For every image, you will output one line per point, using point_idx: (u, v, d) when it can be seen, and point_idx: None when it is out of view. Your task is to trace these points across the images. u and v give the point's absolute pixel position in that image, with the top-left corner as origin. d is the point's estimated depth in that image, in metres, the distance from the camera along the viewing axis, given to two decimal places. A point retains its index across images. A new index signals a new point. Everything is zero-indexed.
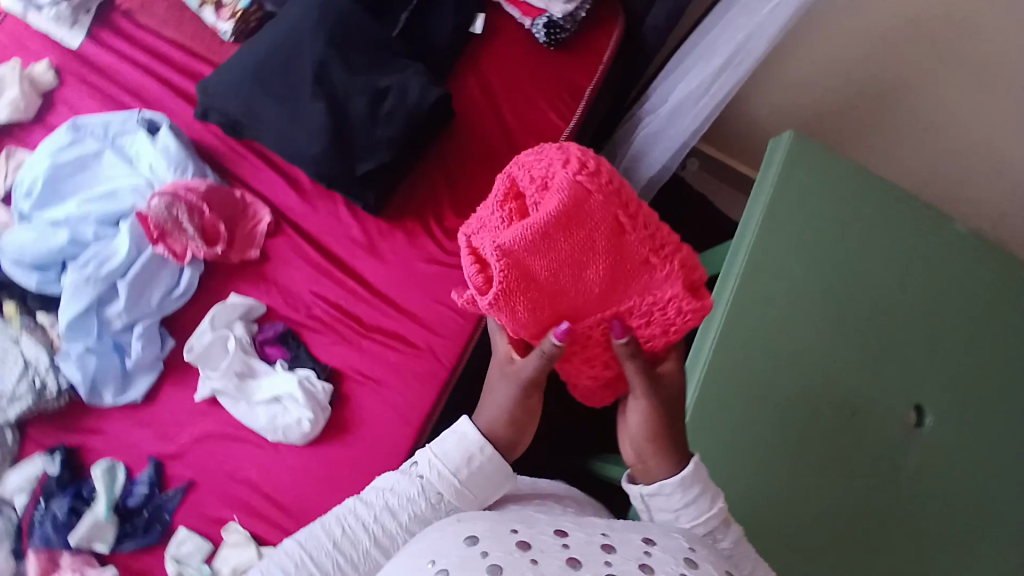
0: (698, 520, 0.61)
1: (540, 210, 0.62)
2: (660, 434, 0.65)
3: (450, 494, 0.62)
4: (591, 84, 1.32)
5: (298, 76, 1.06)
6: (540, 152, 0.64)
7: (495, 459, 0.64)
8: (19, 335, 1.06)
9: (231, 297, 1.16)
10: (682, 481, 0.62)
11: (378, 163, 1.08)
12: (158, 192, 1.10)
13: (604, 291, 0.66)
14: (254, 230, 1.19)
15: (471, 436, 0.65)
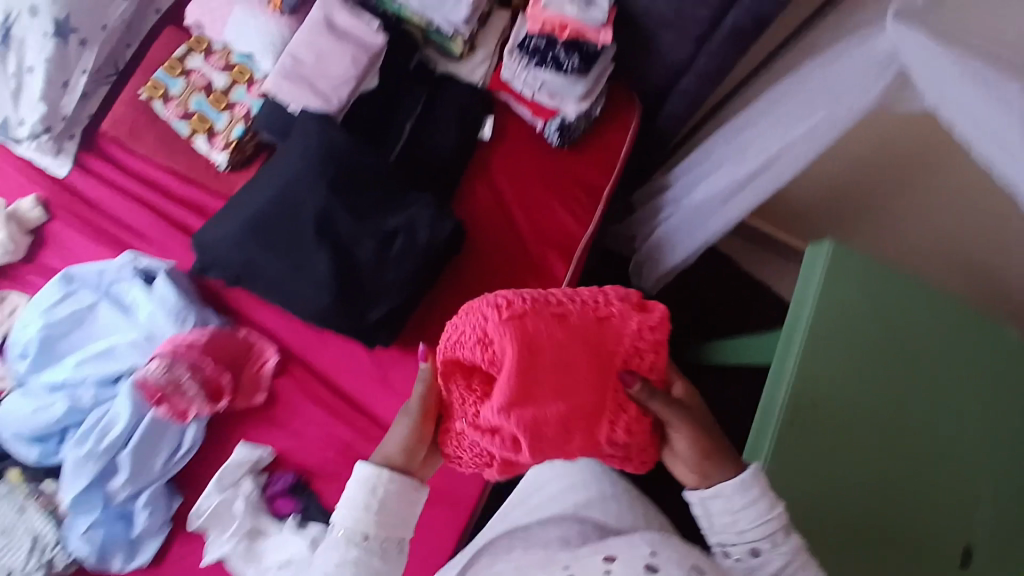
0: (757, 524, 0.66)
1: (498, 364, 0.66)
2: (704, 449, 0.68)
3: (371, 527, 0.65)
4: (608, 181, 1.26)
5: (301, 220, 0.98)
6: (462, 317, 0.69)
7: (396, 479, 0.67)
8: (18, 507, 0.99)
9: (237, 449, 1.06)
10: (743, 481, 0.67)
11: (390, 307, 1.01)
12: (157, 353, 1.00)
13: (598, 380, 0.66)
14: (261, 372, 1.09)
15: (365, 475, 0.66)
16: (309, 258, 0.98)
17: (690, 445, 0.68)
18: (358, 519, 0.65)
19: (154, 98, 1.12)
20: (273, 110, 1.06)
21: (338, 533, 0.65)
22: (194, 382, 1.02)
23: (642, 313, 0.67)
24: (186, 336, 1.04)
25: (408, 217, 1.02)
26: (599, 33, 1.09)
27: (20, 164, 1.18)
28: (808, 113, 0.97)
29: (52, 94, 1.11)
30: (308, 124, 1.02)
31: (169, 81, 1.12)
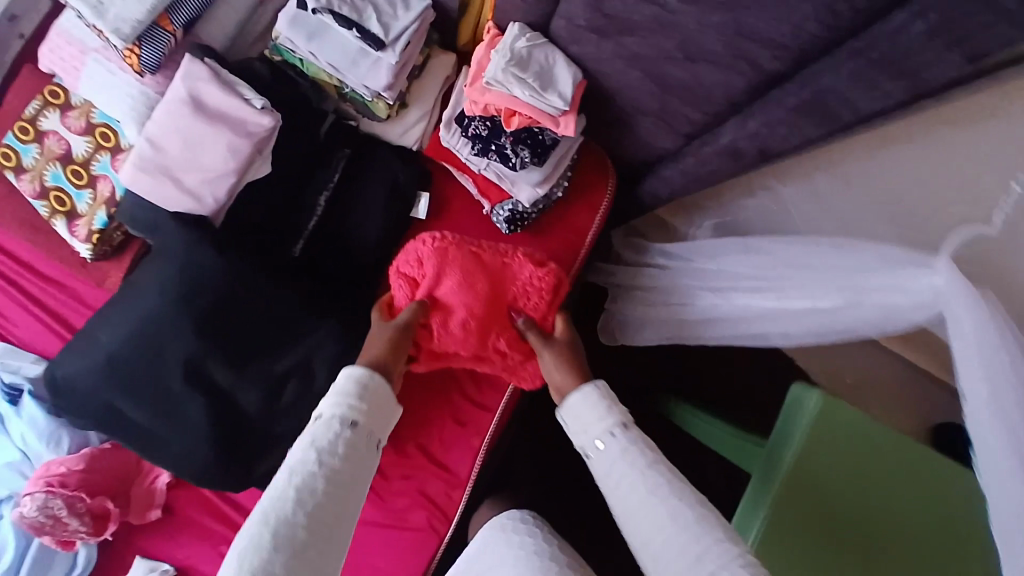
0: (599, 429, 0.69)
1: (425, 278, 0.84)
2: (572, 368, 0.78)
3: (362, 416, 0.62)
4: (570, 274, 1.02)
5: (167, 365, 0.82)
6: (411, 247, 0.87)
7: (383, 383, 0.66)
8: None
9: (136, 563, 0.98)
10: (591, 400, 0.71)
11: (278, 458, 0.86)
12: (29, 491, 0.90)
13: (492, 305, 0.84)
14: (154, 486, 0.99)
15: (355, 374, 0.65)
16: (180, 410, 0.83)
17: (556, 353, 0.80)
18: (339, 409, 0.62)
19: (5, 169, 0.94)
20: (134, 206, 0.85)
21: (315, 423, 0.62)
22: (74, 518, 0.91)
23: (538, 267, 0.86)
24: (58, 463, 0.93)
25: (302, 357, 0.85)
26: (557, 121, 0.84)
27: None
28: (801, 293, 0.75)
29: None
30: (171, 240, 0.82)
31: (22, 148, 0.93)
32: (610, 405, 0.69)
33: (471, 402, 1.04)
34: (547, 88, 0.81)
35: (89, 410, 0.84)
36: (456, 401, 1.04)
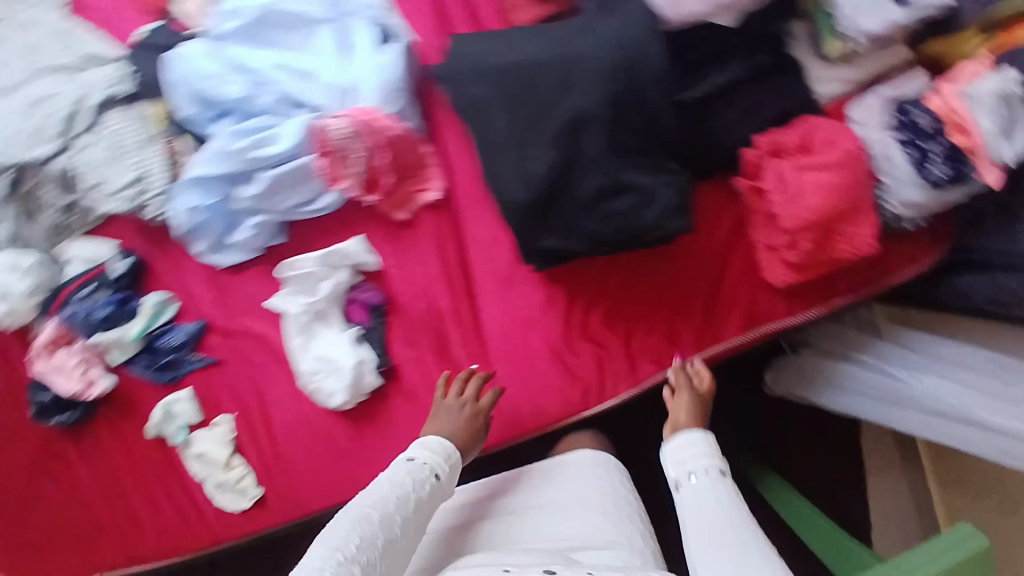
0: (703, 458, 0.87)
1: (823, 157, 0.92)
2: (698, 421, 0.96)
3: (445, 475, 0.88)
4: (845, 295, 1.02)
5: (551, 111, 0.80)
6: (832, 127, 0.93)
7: (456, 463, 0.91)
8: (152, 141, 0.95)
9: (348, 244, 0.98)
10: (696, 441, 0.89)
11: (567, 247, 0.86)
12: (349, 112, 0.90)
13: (832, 216, 0.92)
14: (416, 196, 0.99)
15: (432, 442, 0.90)
16: (525, 154, 0.82)
17: (691, 402, 0.96)
18: (412, 459, 0.87)
19: None
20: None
21: (409, 463, 0.86)
22: (360, 163, 0.93)
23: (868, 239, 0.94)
24: (387, 117, 0.91)
25: (654, 181, 0.83)
26: (987, 170, 0.86)
27: None
28: None
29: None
30: (630, 15, 0.80)
31: None
32: (713, 450, 0.88)
33: (690, 334, 1.02)
34: (1006, 138, 0.84)
35: (457, 95, 0.83)
36: (677, 322, 1.02)
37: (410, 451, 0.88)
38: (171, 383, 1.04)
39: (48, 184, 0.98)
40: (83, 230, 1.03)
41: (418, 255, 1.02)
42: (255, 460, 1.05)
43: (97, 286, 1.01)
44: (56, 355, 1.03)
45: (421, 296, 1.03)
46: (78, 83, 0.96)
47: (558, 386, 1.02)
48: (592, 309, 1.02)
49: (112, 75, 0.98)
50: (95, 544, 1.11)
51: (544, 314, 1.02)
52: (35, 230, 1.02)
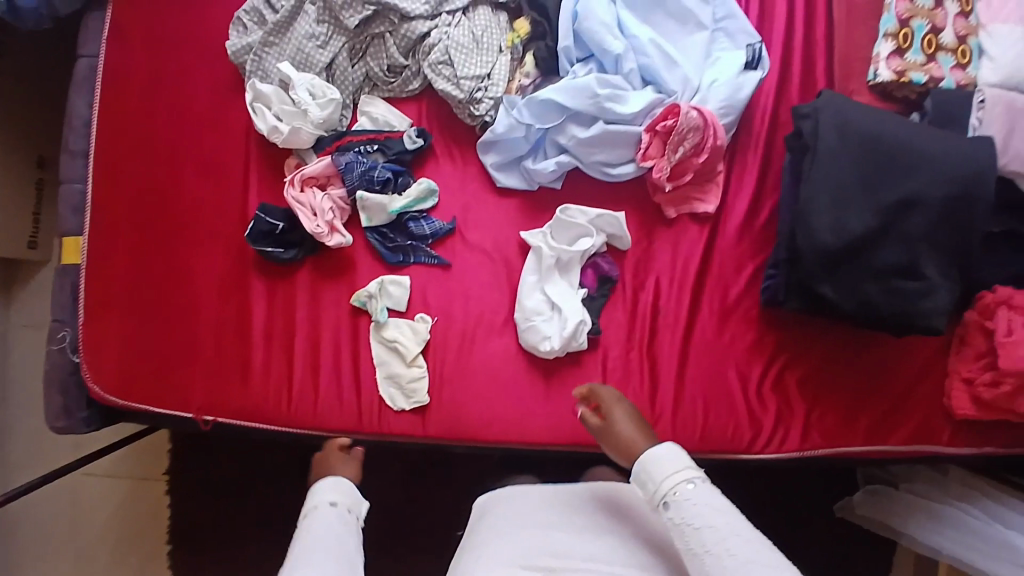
0: (679, 485, 0.73)
1: None
2: (641, 426, 0.87)
3: (345, 495, 0.84)
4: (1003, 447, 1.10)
5: (886, 189, 0.91)
6: None
7: (350, 494, 0.85)
8: (505, 52, 1.01)
9: (622, 218, 1.03)
10: (665, 456, 0.76)
11: (837, 299, 0.93)
12: (700, 111, 0.96)
13: None
14: (691, 203, 1.07)
15: (328, 485, 0.85)
16: (848, 212, 0.91)
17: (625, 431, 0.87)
18: (318, 504, 0.83)
19: None
20: (953, 106, 0.99)
21: (317, 508, 0.82)
22: (681, 153, 0.98)
23: None
24: (724, 129, 0.99)
25: (935, 279, 0.92)
26: None
27: None
28: None
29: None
30: (981, 144, 0.92)
31: None
32: (686, 459, 0.75)
33: (864, 425, 1.08)
34: None
35: (810, 132, 0.93)
36: (855, 411, 1.09)
37: (310, 505, 0.83)
38: (395, 264, 1.05)
39: (392, 39, 1.00)
40: (385, 93, 1.04)
41: (665, 252, 1.08)
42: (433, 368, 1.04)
43: (379, 149, 1.02)
44: (309, 192, 1.01)
45: (649, 287, 1.07)
46: None
47: (734, 421, 1.07)
48: (790, 367, 1.08)
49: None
50: (229, 384, 1.05)
51: (748, 353, 1.07)
52: (348, 72, 1.02)
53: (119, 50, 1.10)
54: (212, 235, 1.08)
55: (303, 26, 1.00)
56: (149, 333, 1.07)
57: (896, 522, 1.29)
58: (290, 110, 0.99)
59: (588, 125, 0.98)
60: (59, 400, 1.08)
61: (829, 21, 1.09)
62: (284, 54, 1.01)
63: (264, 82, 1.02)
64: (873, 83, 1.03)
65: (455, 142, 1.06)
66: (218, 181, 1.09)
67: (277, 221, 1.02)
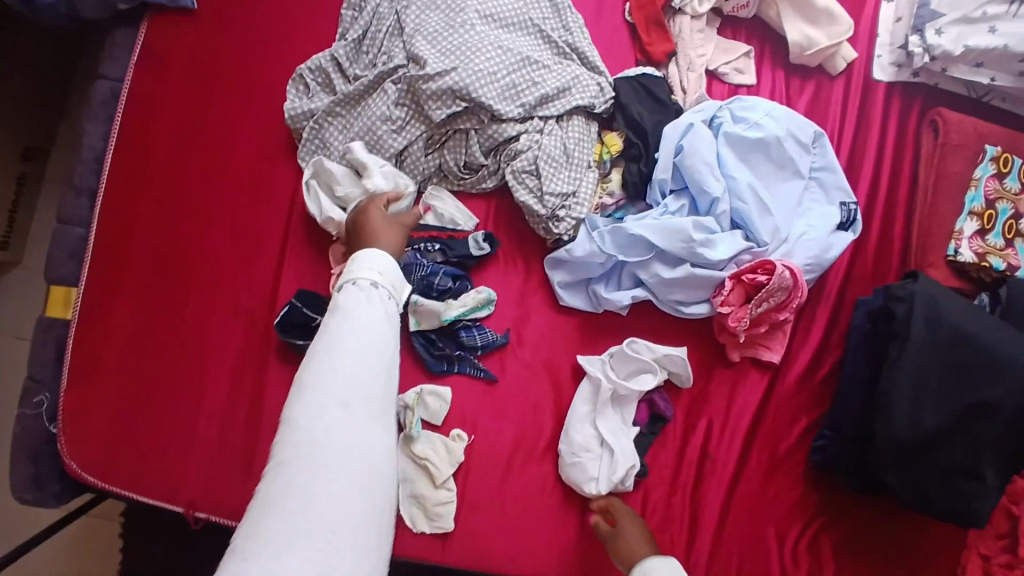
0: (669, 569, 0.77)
1: None
2: (643, 534, 0.87)
3: (391, 287, 0.67)
4: None
5: (962, 388, 0.89)
6: None
7: (396, 276, 0.68)
8: (594, 168, 0.94)
9: (686, 354, 0.98)
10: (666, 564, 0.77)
11: (901, 487, 0.90)
12: (788, 266, 0.91)
13: None
14: (758, 348, 1.02)
15: (377, 257, 0.68)
16: (920, 405, 0.89)
17: (633, 532, 0.87)
18: (371, 296, 0.65)
19: (993, 162, 1.02)
20: None
21: (357, 285, 0.65)
22: (762, 307, 0.93)
23: None
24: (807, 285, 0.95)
25: (998, 482, 0.90)
26: None
27: (868, 39, 1.12)
28: None
29: (971, 32, 1.03)
30: None
31: (1014, 175, 1.03)
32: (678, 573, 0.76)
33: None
34: None
35: (899, 318, 0.92)
36: None
37: (357, 286, 0.65)
38: (438, 374, 0.95)
39: (476, 136, 0.91)
40: (454, 188, 0.95)
41: (719, 392, 1.02)
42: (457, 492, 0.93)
43: (440, 248, 0.93)
44: None
45: (698, 428, 1.01)
46: (568, 76, 0.92)
47: None
48: (824, 532, 1.00)
49: (594, 85, 0.94)
50: (228, 479, 0.93)
51: (788, 512, 1.00)
52: (420, 161, 0.92)
53: (154, 84, 0.98)
54: (228, 308, 0.95)
55: (379, 105, 0.89)
56: (140, 408, 0.94)
57: None
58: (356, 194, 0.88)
59: (673, 265, 0.92)
60: (27, 471, 0.96)
61: (913, 183, 1.07)
62: (353, 131, 0.90)
63: (324, 159, 0.92)
64: (952, 259, 1.01)
65: (519, 252, 0.97)
66: (242, 246, 0.96)
67: (316, 314, 0.91)
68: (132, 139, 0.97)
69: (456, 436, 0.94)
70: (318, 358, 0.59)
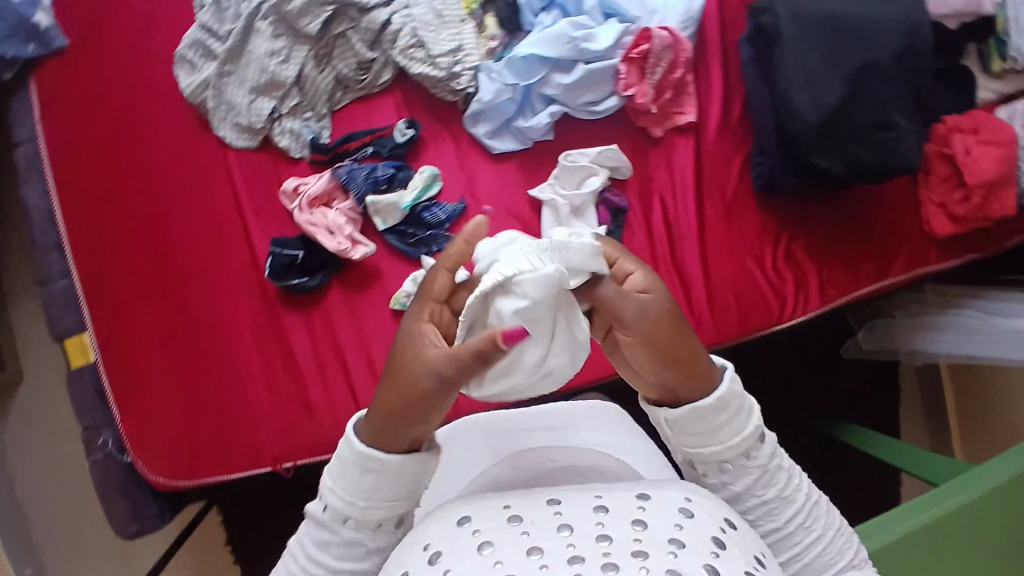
0: (736, 442, 0.64)
1: (1001, 131, 1.11)
2: (671, 355, 0.59)
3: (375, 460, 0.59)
4: (976, 250, 1.24)
5: (845, 62, 1.01)
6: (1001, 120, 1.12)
7: (399, 476, 0.60)
8: (466, 20, 1.02)
9: (617, 148, 1.09)
10: (736, 412, 0.64)
11: (831, 166, 1.04)
12: (664, 28, 1.04)
13: (992, 176, 1.11)
14: (675, 116, 1.14)
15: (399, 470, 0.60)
16: (819, 93, 1.01)
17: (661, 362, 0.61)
18: (370, 504, 0.60)
19: None
20: None
21: (342, 467, 0.61)
22: (658, 72, 1.05)
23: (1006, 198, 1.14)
24: (688, 40, 1.06)
25: (904, 126, 1.03)
26: None
27: None
28: None
29: None
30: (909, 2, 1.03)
31: None
32: (749, 418, 0.65)
33: (862, 274, 1.20)
34: None
35: (773, 32, 1.04)
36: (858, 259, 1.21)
37: (348, 502, 0.60)
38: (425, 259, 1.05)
39: (355, 34, 1.01)
40: (361, 92, 1.04)
41: (660, 169, 1.15)
42: None
43: (374, 150, 1.03)
44: (318, 211, 1.00)
45: (656, 205, 1.15)
46: None
47: (762, 298, 1.17)
48: (794, 239, 1.18)
49: None
50: (298, 422, 1.04)
51: (757, 240, 1.17)
52: (319, 79, 1.02)
53: (60, 127, 1.04)
54: (223, 286, 1.03)
55: (262, 45, 1.01)
56: (192, 403, 1.02)
57: (895, 342, 1.49)
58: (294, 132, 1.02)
59: (571, 70, 1.02)
60: (123, 503, 1.05)
61: None
62: (250, 78, 1.02)
63: (237, 116, 1.02)
64: None
65: (443, 122, 1.06)
66: (214, 230, 1.03)
67: (297, 250, 1.00)
68: (68, 182, 1.03)
69: None
70: (314, 523, 0.63)
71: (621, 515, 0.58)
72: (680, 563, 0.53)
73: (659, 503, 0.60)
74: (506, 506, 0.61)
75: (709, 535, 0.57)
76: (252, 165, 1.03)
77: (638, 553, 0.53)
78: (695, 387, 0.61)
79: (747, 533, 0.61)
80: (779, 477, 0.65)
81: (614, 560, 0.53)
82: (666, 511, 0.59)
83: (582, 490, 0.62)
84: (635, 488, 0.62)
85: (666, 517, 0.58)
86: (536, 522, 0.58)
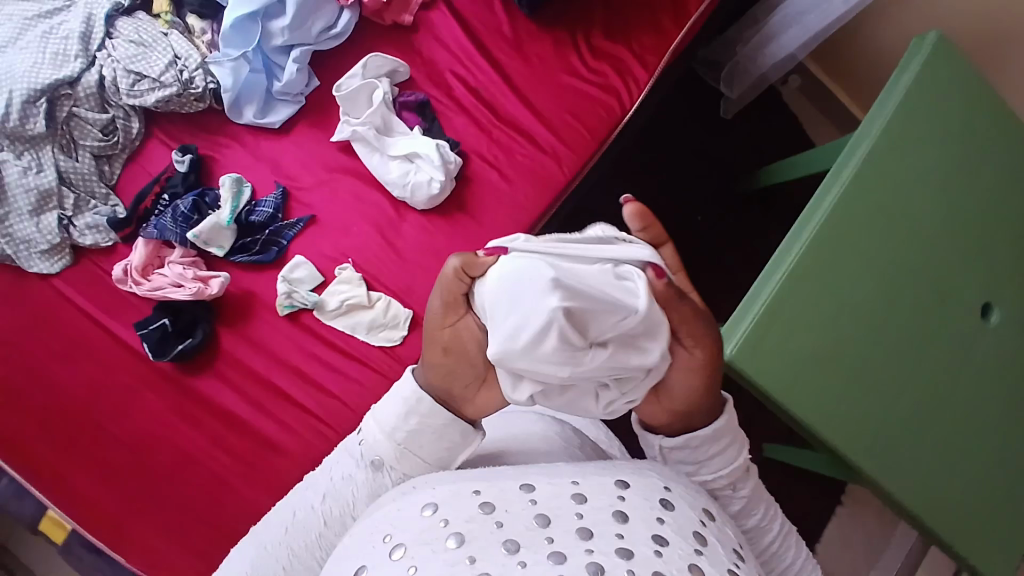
0: (725, 471, 0.58)
1: None
2: (706, 384, 0.55)
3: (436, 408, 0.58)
4: None
5: None
6: None
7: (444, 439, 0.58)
8: (168, 31, 1.06)
9: (379, 56, 1.10)
10: (725, 445, 0.58)
11: None
12: None
13: None
14: None
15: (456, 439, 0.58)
16: None
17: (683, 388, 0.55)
18: (407, 450, 0.58)
19: None
20: None
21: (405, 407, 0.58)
22: None
23: None
24: None
25: None
26: None
27: None
28: None
29: None
30: None
31: None
32: (735, 450, 0.59)
33: (669, 15, 1.18)
34: None
35: None
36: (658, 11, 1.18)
37: (383, 451, 0.58)
38: (281, 257, 1.05)
39: (82, 107, 1.02)
40: (126, 154, 1.06)
41: (434, 50, 1.15)
42: (386, 291, 1.06)
43: (170, 194, 1.03)
44: (154, 276, 1.01)
45: (451, 82, 1.14)
46: (82, 8, 1.05)
47: (595, 98, 1.16)
48: (590, 32, 1.18)
49: None
50: (275, 465, 1.01)
51: (558, 56, 1.16)
52: (80, 167, 1.02)
53: None
54: (132, 393, 1.01)
55: (9, 170, 0.99)
56: (173, 503, 0.99)
57: (755, 73, 1.38)
58: (100, 224, 1.02)
59: (283, 10, 1.06)
60: None
61: None
62: (22, 205, 1.00)
63: (35, 244, 1.00)
64: None
65: (219, 130, 1.07)
66: (92, 351, 1.01)
67: (161, 319, 1.00)
68: None
69: (341, 268, 1.05)
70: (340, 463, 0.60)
71: (601, 508, 0.45)
72: (669, 562, 0.41)
73: (640, 491, 0.48)
74: (475, 490, 0.48)
75: (692, 530, 0.45)
76: (81, 276, 1.03)
77: (621, 552, 0.41)
78: (705, 413, 0.57)
79: (725, 526, 0.51)
80: (770, 514, 0.60)
81: (598, 560, 0.40)
82: (647, 502, 0.47)
83: (557, 474, 0.50)
84: (612, 473, 0.50)
85: (647, 506, 0.46)
86: (511, 514, 0.45)
